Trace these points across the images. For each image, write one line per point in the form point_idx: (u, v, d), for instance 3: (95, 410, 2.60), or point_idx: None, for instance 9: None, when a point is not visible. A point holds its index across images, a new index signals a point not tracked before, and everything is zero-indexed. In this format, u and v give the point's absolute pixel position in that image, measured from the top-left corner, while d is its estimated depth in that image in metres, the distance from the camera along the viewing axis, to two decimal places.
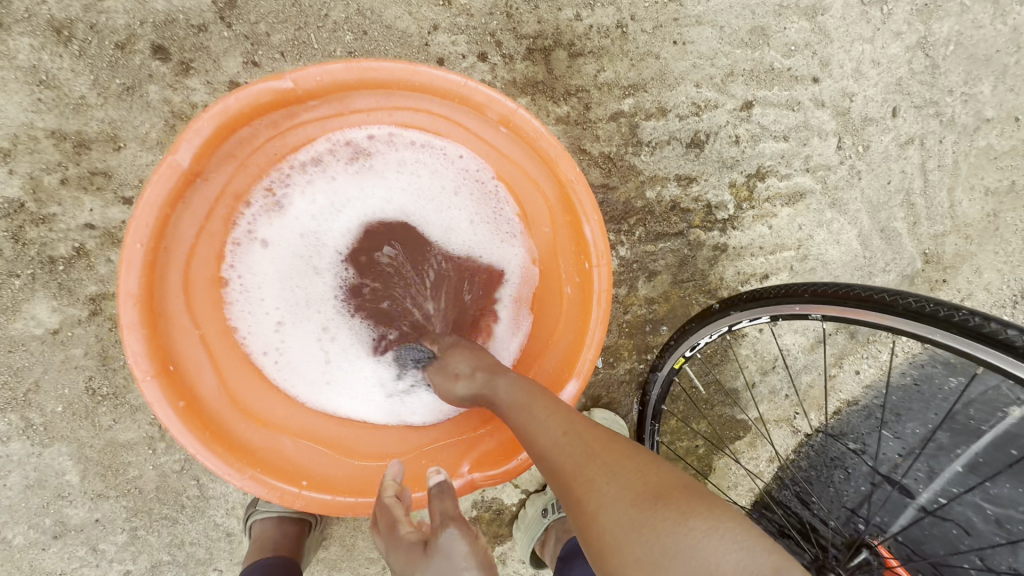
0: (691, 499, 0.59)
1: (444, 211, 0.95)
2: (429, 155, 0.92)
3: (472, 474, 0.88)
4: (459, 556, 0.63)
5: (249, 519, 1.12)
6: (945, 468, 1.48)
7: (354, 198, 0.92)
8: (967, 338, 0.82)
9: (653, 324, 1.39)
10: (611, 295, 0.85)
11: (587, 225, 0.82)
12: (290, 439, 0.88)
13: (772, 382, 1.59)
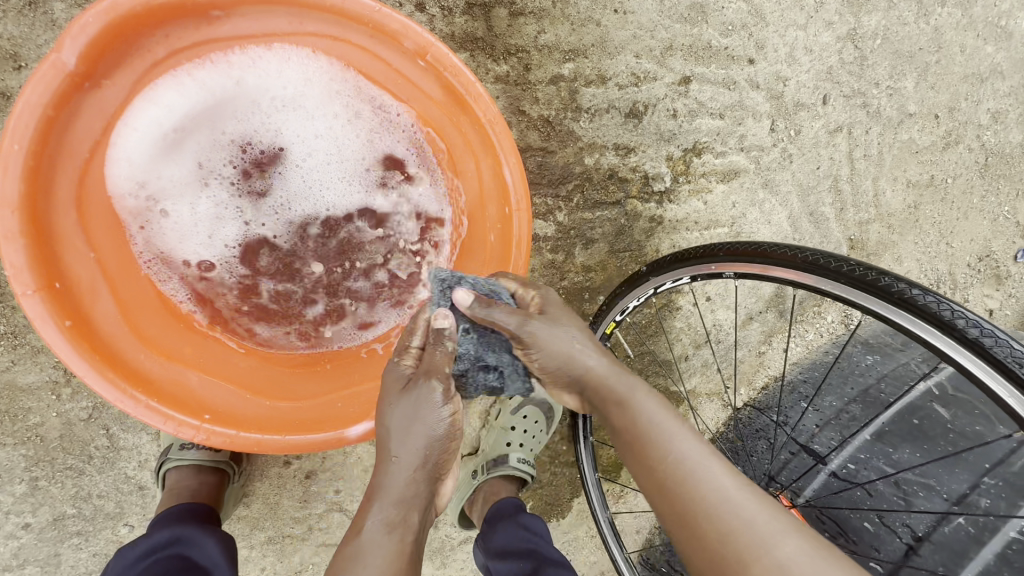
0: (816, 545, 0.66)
1: (355, 153, 0.96)
2: (350, 92, 0.93)
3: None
4: (426, 408, 0.79)
5: (162, 468, 1.09)
6: (855, 436, 1.53)
7: (262, 130, 0.93)
8: (850, 287, 0.90)
9: (590, 292, 1.42)
10: (532, 239, 0.88)
11: (505, 168, 0.84)
12: (197, 374, 0.85)
13: (705, 356, 1.66)
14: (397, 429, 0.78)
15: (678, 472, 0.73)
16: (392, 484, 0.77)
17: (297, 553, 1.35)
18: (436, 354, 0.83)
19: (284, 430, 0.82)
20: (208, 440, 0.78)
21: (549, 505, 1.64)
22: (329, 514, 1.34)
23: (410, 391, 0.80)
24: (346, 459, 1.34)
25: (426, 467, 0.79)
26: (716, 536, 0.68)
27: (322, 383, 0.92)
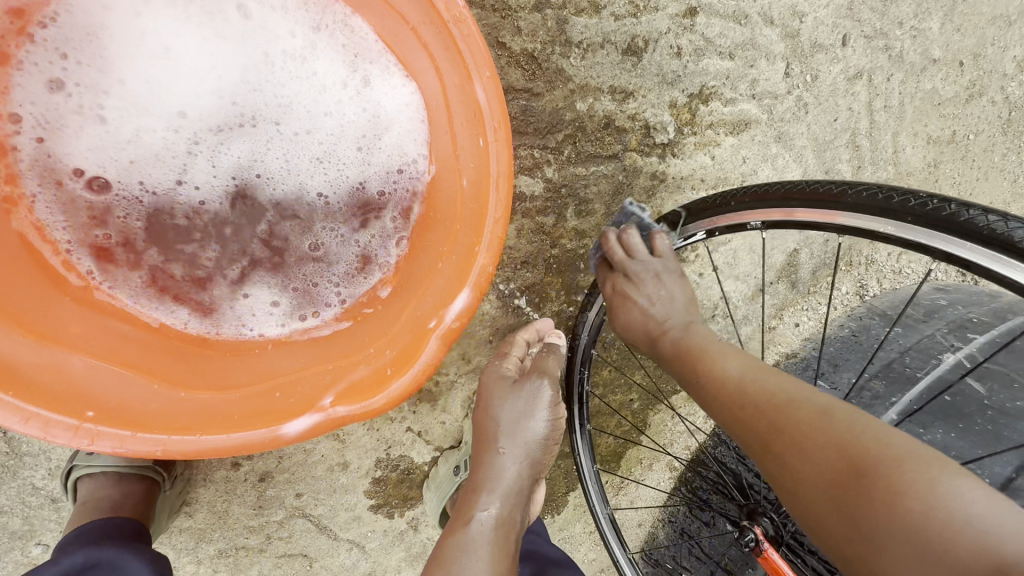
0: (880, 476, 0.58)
1: (356, 137, 0.86)
2: (369, 62, 0.80)
3: (337, 407, 0.69)
4: (533, 408, 0.95)
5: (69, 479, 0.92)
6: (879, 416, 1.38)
7: (252, 83, 0.86)
8: (919, 227, 0.73)
9: (584, 261, 1.25)
10: (511, 177, 0.69)
11: (476, 86, 0.66)
12: (83, 356, 0.64)
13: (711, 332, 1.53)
14: (507, 425, 0.94)
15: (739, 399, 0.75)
16: (499, 481, 0.91)
17: (255, 565, 1.19)
18: (546, 358, 1.02)
19: (199, 428, 0.64)
20: (91, 446, 0.60)
21: (542, 501, 1.48)
22: (290, 522, 1.18)
23: (521, 390, 0.97)
24: (307, 459, 1.16)
25: (530, 464, 0.94)
26: (783, 461, 0.67)
27: (253, 368, 0.73)
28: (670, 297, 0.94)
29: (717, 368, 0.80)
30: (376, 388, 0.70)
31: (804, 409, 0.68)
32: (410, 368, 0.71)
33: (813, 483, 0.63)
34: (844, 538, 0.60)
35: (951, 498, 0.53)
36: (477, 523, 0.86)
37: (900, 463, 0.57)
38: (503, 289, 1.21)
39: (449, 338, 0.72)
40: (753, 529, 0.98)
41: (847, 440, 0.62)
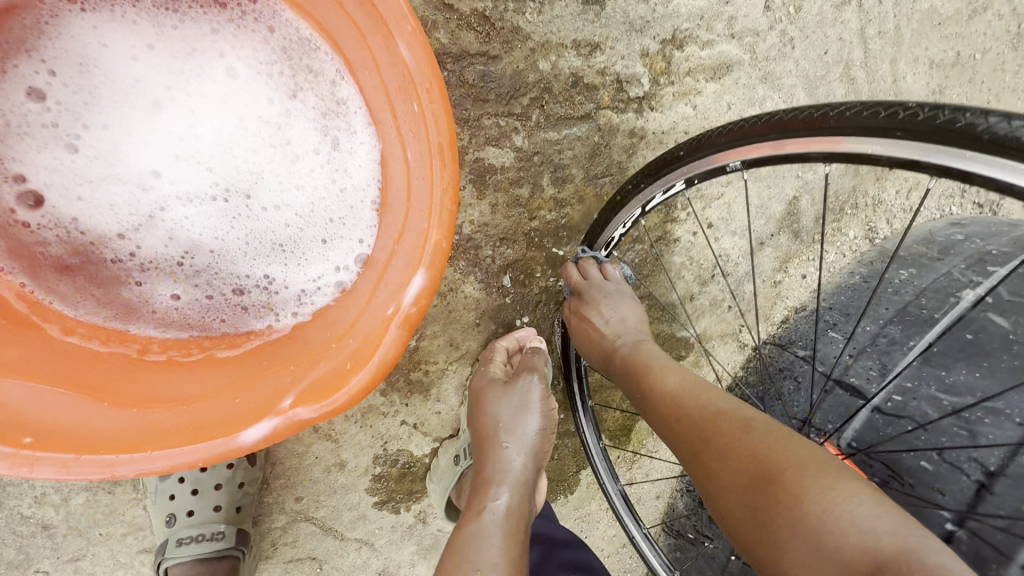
0: (799, 482, 0.64)
1: (325, 216, 0.81)
2: (339, 120, 0.79)
3: (298, 409, 0.65)
4: (529, 400, 0.97)
5: (160, 567, 0.93)
6: (899, 362, 1.32)
7: (228, 150, 0.82)
8: (910, 141, 0.64)
9: (567, 231, 1.19)
10: (454, 137, 0.63)
11: (398, 44, 0.60)
12: (20, 379, 0.60)
13: (713, 293, 1.46)
14: (508, 420, 0.94)
15: (669, 407, 0.83)
16: (507, 470, 0.89)
17: (264, 573, 1.17)
18: (531, 358, 1.06)
19: (148, 444, 0.61)
20: (31, 473, 0.57)
21: (552, 482, 1.45)
22: (293, 526, 1.16)
23: (513, 387, 0.98)
24: (302, 462, 1.13)
25: (534, 454, 0.94)
26: (707, 475, 0.74)
27: (208, 379, 0.69)
28: (624, 316, 1.03)
29: (658, 382, 0.88)
30: (336, 385, 0.66)
31: (727, 420, 0.75)
32: (373, 356, 0.66)
33: (731, 486, 0.70)
34: (756, 540, 0.67)
35: (841, 502, 0.61)
36: (490, 514, 0.83)
37: (802, 471, 0.65)
38: (484, 269, 1.15)
39: (408, 322, 0.66)
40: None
41: (764, 450, 0.69)
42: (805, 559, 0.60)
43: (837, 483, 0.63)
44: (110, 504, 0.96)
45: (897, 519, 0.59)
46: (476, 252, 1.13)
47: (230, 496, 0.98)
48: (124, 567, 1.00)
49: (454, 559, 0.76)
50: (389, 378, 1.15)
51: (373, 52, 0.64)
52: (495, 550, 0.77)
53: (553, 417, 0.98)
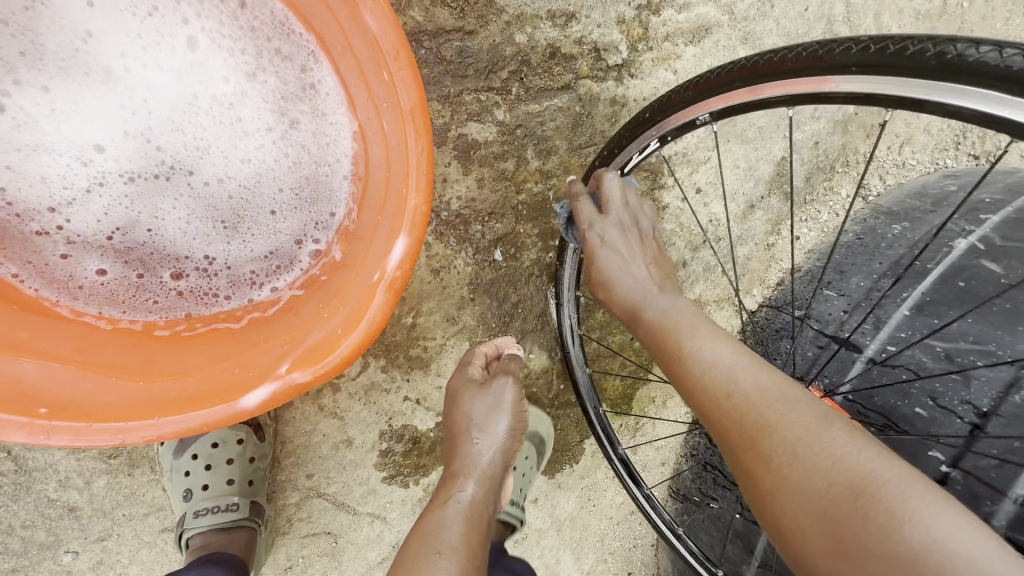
0: (896, 503, 0.54)
1: (273, 187, 0.90)
2: (302, 103, 0.85)
3: (295, 373, 0.69)
4: (502, 402, 0.99)
5: (181, 537, 0.98)
6: (892, 315, 1.32)
7: (181, 129, 0.89)
8: (865, 75, 0.66)
9: (555, 202, 1.21)
10: (425, 105, 0.66)
11: (365, 15, 0.62)
12: (34, 359, 0.65)
13: (705, 259, 1.47)
14: (481, 420, 0.97)
15: (715, 382, 0.72)
16: (476, 466, 0.93)
17: (282, 548, 1.22)
18: (509, 362, 1.06)
19: (157, 412, 0.65)
20: (48, 440, 0.61)
21: (556, 452, 1.48)
22: (306, 503, 1.20)
23: (488, 387, 1.00)
24: (310, 440, 1.17)
25: (503, 451, 0.98)
26: (763, 469, 0.65)
27: (211, 352, 0.73)
28: (639, 253, 0.95)
29: (704, 353, 0.75)
30: (330, 348, 0.69)
31: (797, 414, 0.65)
32: (364, 317, 0.69)
33: (802, 491, 0.60)
34: (823, 557, 0.58)
35: (943, 531, 0.51)
36: (455, 505, 0.87)
37: (895, 486, 0.55)
38: (475, 244, 1.17)
39: (393, 283, 0.69)
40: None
41: (849, 463, 0.59)
42: None
43: (941, 505, 0.53)
44: (131, 485, 1.01)
45: (1004, 558, 0.50)
46: (466, 227, 1.15)
47: (241, 470, 1.03)
48: (148, 545, 1.05)
49: (418, 545, 0.80)
50: (389, 355, 1.18)
51: (345, 28, 0.67)
52: (455, 536, 0.82)
53: (524, 417, 1.01)
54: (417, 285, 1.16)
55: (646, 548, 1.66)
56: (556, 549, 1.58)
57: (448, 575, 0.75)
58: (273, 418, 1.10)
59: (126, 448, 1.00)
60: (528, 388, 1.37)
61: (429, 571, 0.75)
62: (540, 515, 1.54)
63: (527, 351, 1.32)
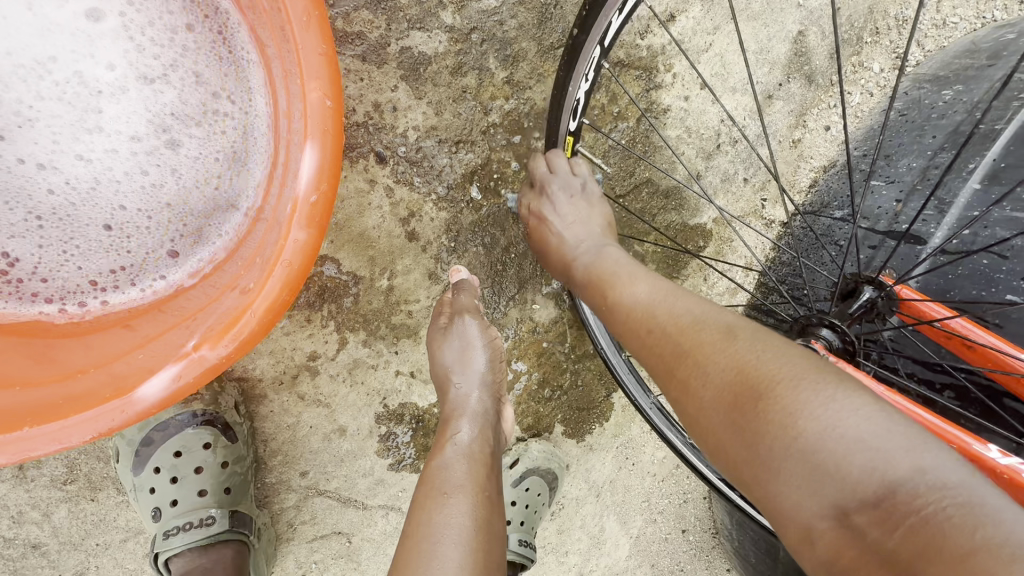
0: (787, 391, 0.53)
1: (109, 201, 0.67)
2: (193, 128, 0.67)
3: (202, 347, 0.53)
4: (473, 336, 0.88)
5: (157, 562, 0.86)
6: (958, 192, 1.09)
7: (4, 82, 0.65)
8: None
9: (532, 120, 1.01)
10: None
11: None
12: None
13: (722, 166, 1.26)
14: (456, 361, 0.87)
15: (642, 315, 0.69)
16: (465, 406, 0.83)
17: (290, 556, 1.09)
18: (458, 296, 0.93)
19: (29, 421, 0.50)
20: None
21: (582, 411, 1.32)
22: (307, 503, 1.06)
23: (451, 329, 0.89)
24: (296, 435, 1.02)
25: (491, 388, 0.88)
26: (685, 379, 0.61)
27: (95, 345, 0.57)
28: (585, 220, 0.90)
29: (625, 292, 0.73)
30: (239, 308, 0.53)
31: (707, 331, 0.62)
32: (277, 260, 0.52)
33: (713, 406, 0.58)
34: (741, 461, 0.56)
35: (838, 418, 0.51)
36: (454, 446, 0.76)
37: (797, 383, 0.53)
38: (445, 181, 0.99)
39: (310, 216, 0.52)
40: (812, 347, 0.73)
41: (749, 361, 0.57)
42: (804, 484, 0.51)
43: (839, 393, 0.52)
44: (98, 511, 0.89)
45: (899, 429, 0.50)
46: (431, 163, 0.97)
47: (213, 478, 0.91)
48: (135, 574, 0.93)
49: (423, 489, 0.70)
50: (369, 326, 1.01)
51: None
52: (461, 474, 0.71)
53: (498, 345, 0.91)
54: (385, 240, 0.98)
55: (698, 503, 1.50)
56: (598, 516, 1.43)
57: (462, 514, 0.65)
58: (246, 416, 0.96)
59: (82, 471, 0.87)
60: (539, 344, 1.20)
61: (439, 513, 0.65)
62: (575, 483, 1.39)
63: (529, 301, 1.15)
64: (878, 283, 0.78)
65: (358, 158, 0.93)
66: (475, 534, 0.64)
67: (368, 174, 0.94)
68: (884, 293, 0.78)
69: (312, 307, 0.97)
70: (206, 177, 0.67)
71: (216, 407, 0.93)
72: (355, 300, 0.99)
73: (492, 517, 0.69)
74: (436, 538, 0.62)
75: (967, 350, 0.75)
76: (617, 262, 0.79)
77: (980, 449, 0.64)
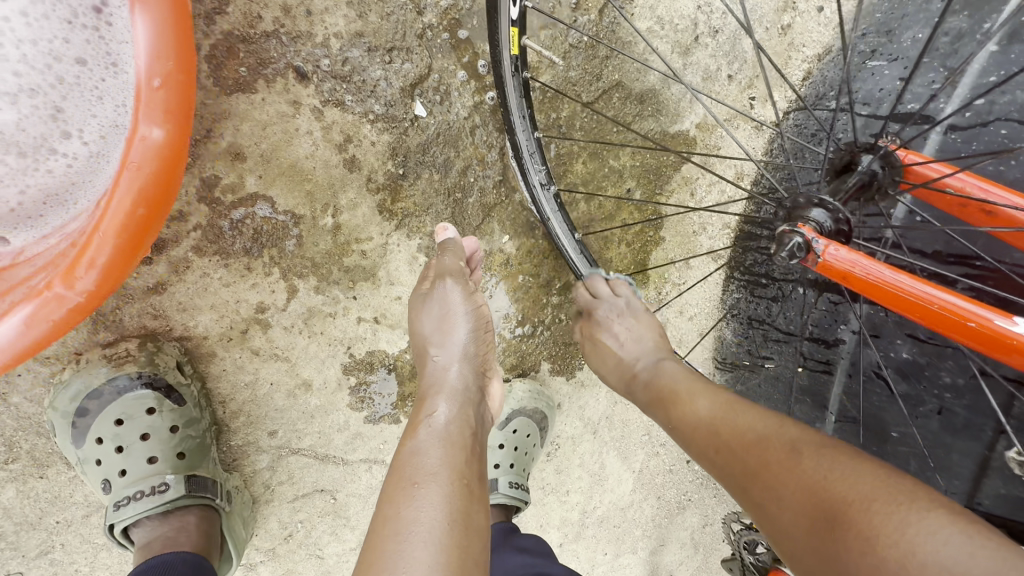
0: (870, 516, 0.45)
1: None
2: (29, 150, 0.71)
3: (73, 281, 0.54)
4: (455, 304, 0.77)
5: (115, 534, 0.81)
6: (972, 56, 0.95)
7: None
8: None
9: (472, 18, 0.89)
10: None
11: None
12: None
13: (702, 62, 1.12)
14: (435, 331, 0.76)
15: (700, 432, 0.63)
16: (443, 382, 0.71)
17: (272, 518, 1.04)
18: (443, 258, 0.82)
19: None
20: None
21: (569, 347, 1.23)
22: (281, 463, 1.01)
23: (432, 293, 0.78)
24: (257, 393, 0.95)
25: (475, 362, 0.75)
26: (755, 496, 0.54)
27: None
28: (639, 335, 0.84)
29: (686, 409, 0.67)
30: (93, 232, 0.55)
31: (773, 445, 0.55)
32: (125, 163, 0.53)
33: (791, 534, 0.49)
34: None
35: (919, 542, 0.42)
36: (427, 429, 0.64)
37: (871, 505, 0.46)
38: (382, 98, 0.88)
39: (158, 105, 0.53)
40: (798, 231, 0.63)
41: (824, 479, 0.49)
42: None
43: (918, 514, 0.44)
44: (51, 488, 0.84)
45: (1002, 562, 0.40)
46: (362, 77, 0.86)
47: (163, 443, 0.85)
48: (105, 548, 0.89)
49: (390, 476, 0.59)
50: (319, 271, 0.92)
51: None
52: (436, 458, 0.59)
53: (485, 313, 0.79)
54: (322, 172, 0.88)
55: None
56: (597, 453, 1.38)
57: (432, 506, 0.54)
58: (194, 375, 0.89)
59: (22, 448, 0.82)
60: (514, 278, 1.10)
61: (408, 508, 0.54)
62: (569, 421, 1.34)
63: (497, 231, 1.04)
64: (878, 150, 0.68)
65: (276, 76, 0.82)
66: (447, 528, 0.53)
67: (290, 95, 0.83)
68: (884, 160, 0.67)
69: (250, 254, 0.87)
70: (37, 198, 0.73)
71: (154, 369, 0.84)
72: (298, 242, 0.90)
73: (472, 504, 0.57)
74: (405, 533, 0.53)
75: (984, 218, 0.64)
76: (684, 376, 0.73)
77: (1003, 326, 0.54)
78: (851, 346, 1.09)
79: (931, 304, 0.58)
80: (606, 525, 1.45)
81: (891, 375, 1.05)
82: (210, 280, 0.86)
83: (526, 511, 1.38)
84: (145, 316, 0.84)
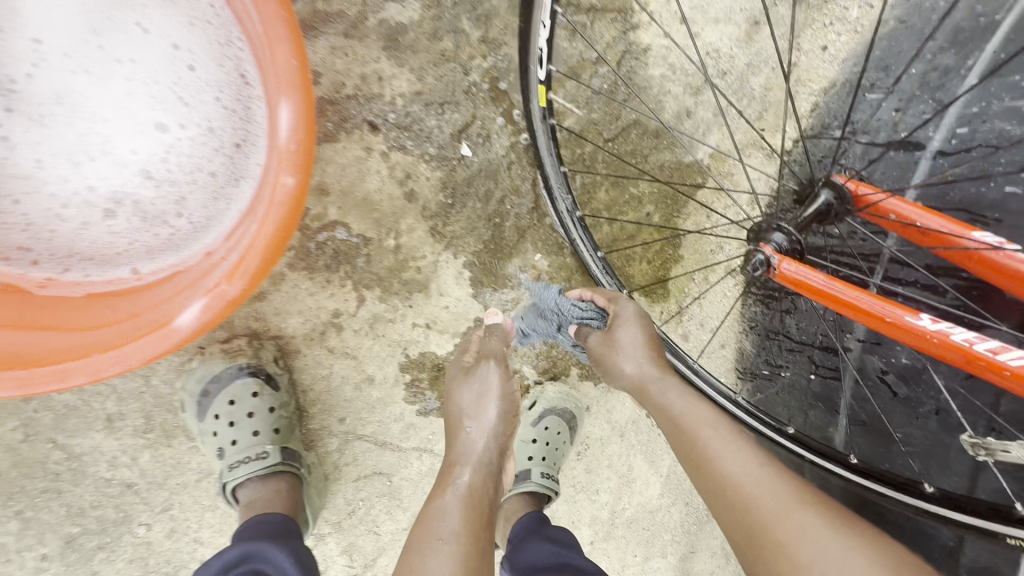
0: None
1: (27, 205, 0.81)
2: (138, 223, 0.84)
3: (225, 284, 0.65)
4: (489, 383, 0.91)
5: (227, 490, 1.02)
6: (958, 89, 1.12)
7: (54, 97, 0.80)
8: None
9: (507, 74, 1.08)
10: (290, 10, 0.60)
11: None
12: None
13: (711, 101, 1.25)
14: (470, 405, 0.91)
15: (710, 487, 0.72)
16: (470, 453, 0.87)
17: (338, 494, 1.23)
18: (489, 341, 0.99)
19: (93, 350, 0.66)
20: None
21: None
22: (348, 447, 1.19)
23: (473, 372, 0.94)
24: (330, 385, 1.15)
25: (500, 436, 0.90)
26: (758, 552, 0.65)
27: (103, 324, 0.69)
28: (637, 347, 0.88)
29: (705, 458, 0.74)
30: (244, 249, 0.65)
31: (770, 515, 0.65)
32: (272, 201, 0.63)
33: None
34: None
35: None
36: (453, 490, 0.83)
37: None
38: (436, 142, 1.08)
39: (296, 162, 0.63)
40: (760, 250, 0.83)
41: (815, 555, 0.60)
42: None
43: None
44: (175, 455, 1.06)
45: None
46: (420, 126, 1.06)
47: (264, 420, 1.06)
48: (211, 509, 1.10)
49: (415, 534, 0.78)
50: (383, 284, 1.12)
51: None
52: (456, 521, 0.78)
53: (515, 395, 0.94)
54: (387, 203, 1.08)
55: None
56: (625, 455, 1.50)
57: (449, 564, 0.72)
58: (284, 367, 1.10)
59: (157, 422, 1.03)
60: None
61: (430, 562, 0.72)
62: (598, 423, 1.46)
63: (530, 251, 1.19)
64: (829, 184, 0.84)
65: (354, 128, 1.04)
66: None
67: (364, 143, 1.05)
68: (838, 195, 0.84)
69: (330, 269, 1.08)
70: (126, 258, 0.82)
71: (257, 361, 1.07)
72: (367, 260, 1.10)
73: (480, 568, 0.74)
74: None
75: (921, 237, 0.83)
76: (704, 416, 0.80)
77: (907, 321, 0.80)
78: (857, 354, 1.22)
79: (859, 303, 0.82)
80: (635, 526, 1.54)
81: (893, 379, 1.20)
82: (299, 290, 1.08)
83: (558, 507, 1.50)
84: (250, 318, 1.06)
